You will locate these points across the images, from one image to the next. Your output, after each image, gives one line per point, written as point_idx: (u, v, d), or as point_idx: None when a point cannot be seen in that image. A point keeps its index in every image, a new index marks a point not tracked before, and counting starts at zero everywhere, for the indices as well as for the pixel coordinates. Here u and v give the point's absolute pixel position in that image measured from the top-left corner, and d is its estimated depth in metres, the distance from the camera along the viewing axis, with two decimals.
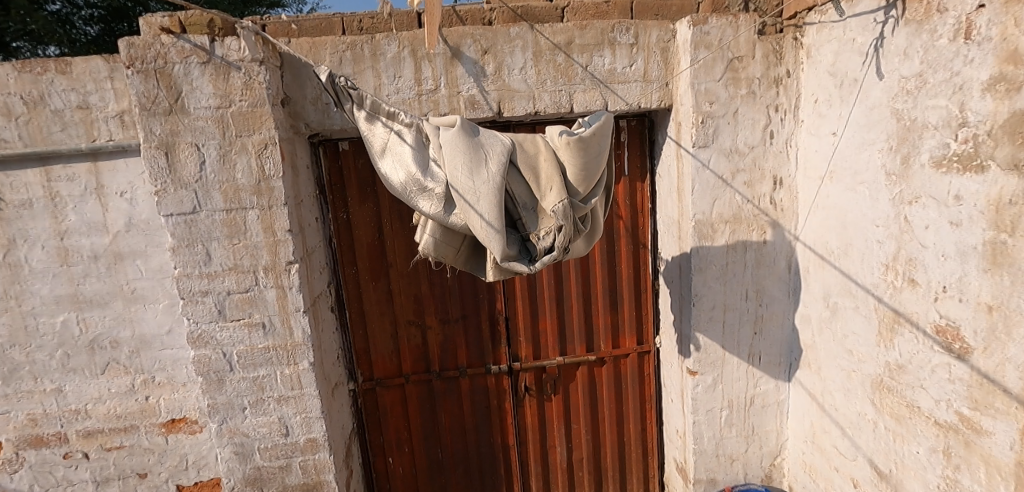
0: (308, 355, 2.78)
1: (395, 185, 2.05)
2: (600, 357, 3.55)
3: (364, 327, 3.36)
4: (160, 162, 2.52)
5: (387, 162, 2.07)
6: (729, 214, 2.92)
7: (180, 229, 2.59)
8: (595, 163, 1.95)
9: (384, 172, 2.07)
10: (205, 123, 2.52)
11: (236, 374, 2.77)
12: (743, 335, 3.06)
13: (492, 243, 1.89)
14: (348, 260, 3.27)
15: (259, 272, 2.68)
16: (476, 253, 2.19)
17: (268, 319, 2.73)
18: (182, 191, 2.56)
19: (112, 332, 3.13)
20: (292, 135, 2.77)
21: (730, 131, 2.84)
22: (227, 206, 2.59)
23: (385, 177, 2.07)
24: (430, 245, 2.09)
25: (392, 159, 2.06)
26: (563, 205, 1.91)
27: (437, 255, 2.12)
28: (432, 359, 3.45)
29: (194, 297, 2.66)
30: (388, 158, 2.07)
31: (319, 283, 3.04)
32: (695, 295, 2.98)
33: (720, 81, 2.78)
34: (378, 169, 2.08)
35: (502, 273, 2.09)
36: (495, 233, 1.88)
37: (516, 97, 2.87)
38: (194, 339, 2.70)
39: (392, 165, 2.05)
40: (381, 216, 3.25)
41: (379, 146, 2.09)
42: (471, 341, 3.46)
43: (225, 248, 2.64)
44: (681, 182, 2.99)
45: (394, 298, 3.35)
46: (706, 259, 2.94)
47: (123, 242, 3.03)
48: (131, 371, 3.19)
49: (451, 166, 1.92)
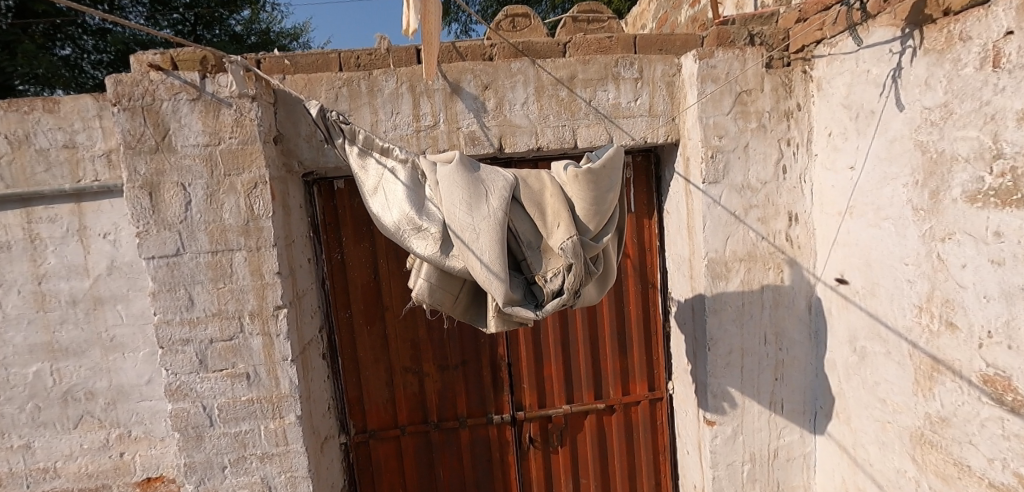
0: (295, 407, 2.58)
1: (388, 226, 1.93)
2: (610, 405, 3.33)
3: (357, 374, 3.16)
4: (143, 203, 2.38)
5: (380, 201, 1.95)
6: (744, 252, 2.77)
7: (161, 273, 2.44)
8: (605, 197, 1.82)
9: (376, 212, 1.95)
10: (192, 162, 2.40)
11: (216, 430, 2.56)
12: (763, 381, 2.86)
13: (494, 288, 1.73)
14: (342, 303, 3.11)
15: (244, 318, 2.51)
16: (476, 298, 2.04)
17: (253, 369, 2.54)
18: (165, 233, 2.41)
19: (87, 383, 2.94)
20: (285, 174, 2.65)
21: (741, 166, 2.72)
22: (213, 248, 2.45)
23: (376, 217, 1.95)
24: (424, 290, 1.94)
25: (385, 198, 1.94)
26: (572, 243, 1.76)
27: (432, 302, 1.97)
28: (430, 408, 3.23)
29: (174, 347, 2.49)
30: (381, 197, 1.95)
31: (310, 329, 2.86)
32: (710, 338, 2.80)
33: (729, 114, 2.69)
34: (370, 208, 1.96)
35: (505, 322, 1.92)
36: (496, 277, 1.72)
37: (517, 133, 2.77)
38: (172, 391, 2.51)
39: (386, 204, 1.94)
40: (378, 256, 3.10)
41: (372, 184, 1.98)
42: (471, 389, 3.24)
43: (209, 293, 2.48)
44: (691, 219, 2.86)
45: (390, 343, 3.16)
46: (720, 301, 2.78)
47: (104, 286, 2.87)
48: (106, 425, 2.98)
49: (448, 203, 1.79)
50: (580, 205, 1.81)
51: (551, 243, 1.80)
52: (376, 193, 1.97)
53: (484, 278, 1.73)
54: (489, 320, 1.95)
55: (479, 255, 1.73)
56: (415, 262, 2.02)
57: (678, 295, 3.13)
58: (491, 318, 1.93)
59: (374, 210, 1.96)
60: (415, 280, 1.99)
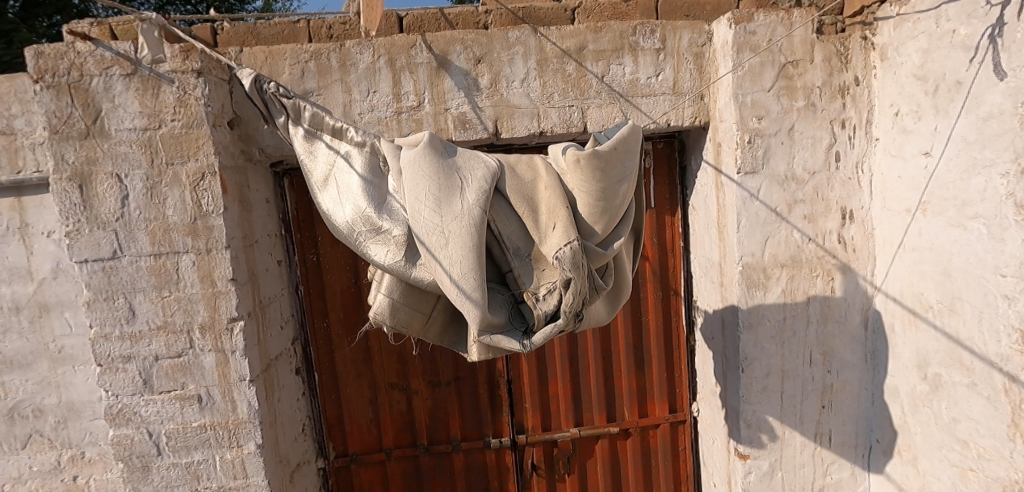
0: (255, 435, 2.22)
1: (340, 227, 1.51)
2: (624, 428, 2.91)
3: (336, 391, 2.80)
4: (72, 197, 2.03)
5: (332, 195, 1.55)
6: (786, 256, 2.33)
7: (97, 278, 2.09)
8: (616, 189, 1.40)
9: (326, 209, 1.55)
10: (129, 149, 2.03)
11: (165, 460, 2.22)
12: (808, 409, 2.42)
13: (467, 309, 1.31)
14: (319, 311, 2.75)
15: (194, 332, 2.15)
16: (454, 318, 1.64)
17: (205, 390, 2.18)
18: (99, 232, 2.06)
19: (35, 399, 2.62)
20: (243, 164, 2.28)
21: (784, 154, 2.27)
22: (156, 250, 2.09)
23: (327, 215, 1.54)
24: (385, 309, 1.54)
25: (338, 191, 1.53)
26: (571, 249, 1.33)
27: (394, 325, 1.56)
28: (419, 430, 2.85)
29: (114, 364, 2.14)
30: (333, 191, 1.54)
31: (279, 342, 2.50)
32: (744, 358, 2.38)
33: (771, 91, 2.23)
34: (319, 205, 1.55)
35: (489, 351, 1.51)
36: (471, 294, 1.31)
37: (516, 115, 2.35)
38: (113, 416, 2.16)
39: (338, 199, 1.53)
40: (358, 258, 2.72)
41: (321, 173, 1.57)
42: (466, 409, 2.85)
43: (153, 303, 2.12)
44: (722, 217, 2.41)
45: (374, 357, 2.79)
46: (757, 314, 2.35)
47: (50, 291, 2.55)
48: (57, 446, 2.66)
49: (411, 196, 1.38)
50: (583, 199, 1.40)
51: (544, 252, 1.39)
52: (328, 185, 1.56)
53: (453, 296, 1.32)
54: (470, 346, 1.54)
55: (448, 264, 1.32)
56: (377, 272, 1.62)
57: (705, 305, 2.69)
58: (470, 344, 1.53)
59: (323, 207, 1.55)
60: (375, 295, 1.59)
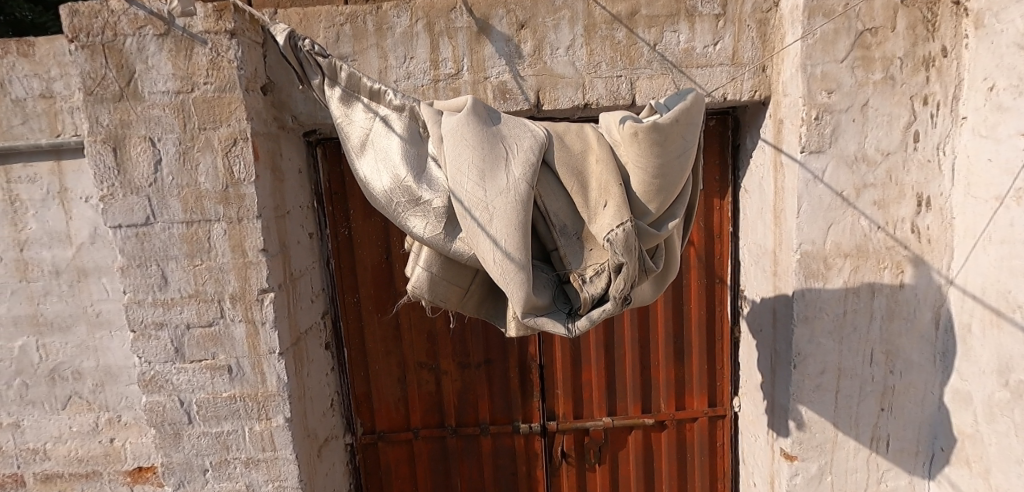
0: (284, 409, 2.19)
1: (376, 196, 1.41)
2: (660, 419, 2.78)
3: (365, 367, 2.76)
4: (106, 160, 2.00)
5: (368, 162, 1.45)
6: (850, 245, 2.13)
7: (130, 244, 2.06)
8: (676, 166, 1.24)
9: (361, 175, 1.45)
10: (162, 113, 1.98)
11: (195, 428, 2.21)
12: (865, 411, 2.24)
13: (511, 289, 1.21)
14: (349, 286, 2.70)
15: (225, 302, 2.11)
16: (494, 294, 1.54)
17: (235, 361, 2.15)
18: (132, 197, 2.03)
19: (74, 361, 2.66)
20: (276, 132, 2.21)
21: (856, 132, 2.07)
22: (187, 218, 2.04)
23: (362, 183, 1.45)
24: (423, 283, 1.44)
25: (375, 158, 1.43)
26: (624, 231, 1.19)
27: (432, 300, 1.47)
28: (447, 411, 2.79)
29: (147, 331, 2.12)
30: (369, 157, 1.45)
31: (309, 316, 2.46)
32: (797, 353, 2.21)
33: (845, 62, 2.02)
34: (356, 172, 1.46)
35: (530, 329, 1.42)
36: (513, 274, 1.20)
37: (560, 86, 2.20)
38: (146, 382, 2.16)
39: (374, 166, 1.43)
40: (390, 233, 2.66)
41: (357, 138, 1.47)
42: (496, 392, 2.77)
43: (184, 271, 2.09)
44: (780, 201, 2.23)
45: (404, 334, 2.73)
46: (814, 307, 2.17)
47: (88, 257, 2.56)
48: (95, 408, 2.71)
49: (452, 164, 1.27)
50: (637, 174, 1.25)
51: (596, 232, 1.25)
52: (364, 151, 1.46)
53: (494, 273, 1.22)
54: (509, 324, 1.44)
55: (491, 238, 1.21)
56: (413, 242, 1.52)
57: (754, 295, 2.51)
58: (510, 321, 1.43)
59: (358, 173, 1.46)
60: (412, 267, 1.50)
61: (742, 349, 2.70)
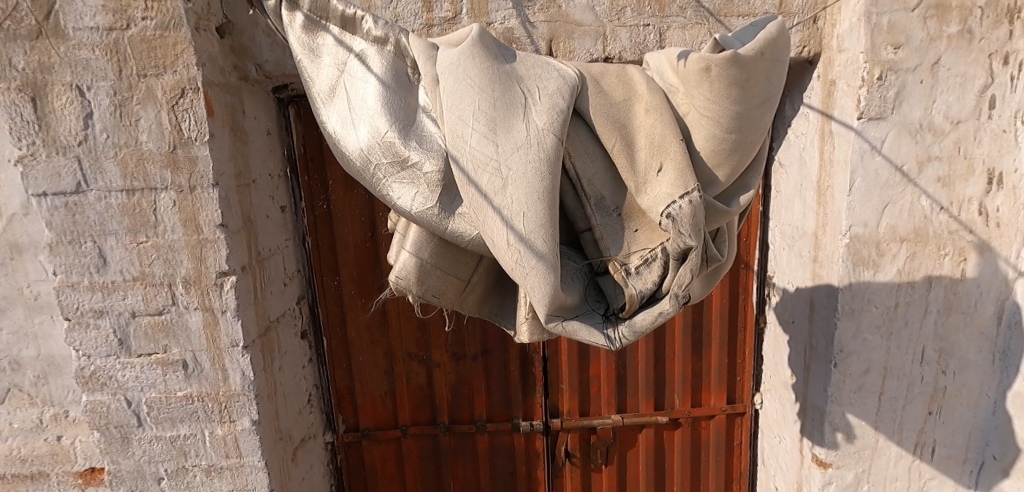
0: (249, 410, 1.88)
1: (347, 157, 1.07)
2: (673, 417, 2.53)
3: (348, 359, 2.47)
4: (25, 112, 1.63)
5: (337, 111, 1.10)
6: (908, 229, 1.85)
7: (59, 216, 1.71)
8: (755, 118, 0.94)
9: (327, 129, 1.10)
10: (91, 55, 1.61)
11: (146, 432, 1.89)
12: (911, 415, 2.00)
13: (530, 283, 0.88)
14: (328, 267, 2.38)
15: (177, 286, 1.78)
16: (499, 287, 1.25)
17: (191, 356, 1.83)
18: (59, 159, 1.67)
19: (11, 350, 2.31)
20: (237, 84, 1.86)
21: (923, 96, 1.76)
22: (128, 185, 1.69)
23: (328, 138, 1.10)
24: (410, 273, 1.11)
25: (346, 106, 1.09)
26: (691, 204, 0.87)
27: (421, 295, 1.14)
28: (439, 407, 2.52)
29: (84, 319, 1.79)
30: (338, 106, 1.10)
31: (280, 301, 2.14)
32: (839, 351, 1.95)
33: (916, 11, 1.71)
34: (322, 122, 1.11)
35: (545, 332, 1.16)
36: (536, 262, 0.87)
37: (576, 36, 1.85)
38: (86, 378, 1.84)
39: (345, 116, 1.09)
40: (375, 207, 2.34)
41: (325, 80, 1.13)
42: (494, 386, 2.50)
43: (125, 249, 1.74)
44: (826, 176, 1.93)
45: (391, 322, 2.44)
46: (862, 298, 1.90)
47: (20, 231, 2.19)
48: (39, 402, 2.38)
49: (451, 109, 0.93)
50: (705, 127, 0.94)
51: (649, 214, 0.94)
52: (333, 97, 1.12)
53: (504, 261, 0.89)
54: (522, 327, 1.17)
55: (498, 210, 0.89)
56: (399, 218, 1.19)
57: (787, 282, 2.24)
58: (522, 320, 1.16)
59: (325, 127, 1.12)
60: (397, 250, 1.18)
61: (768, 342, 2.43)
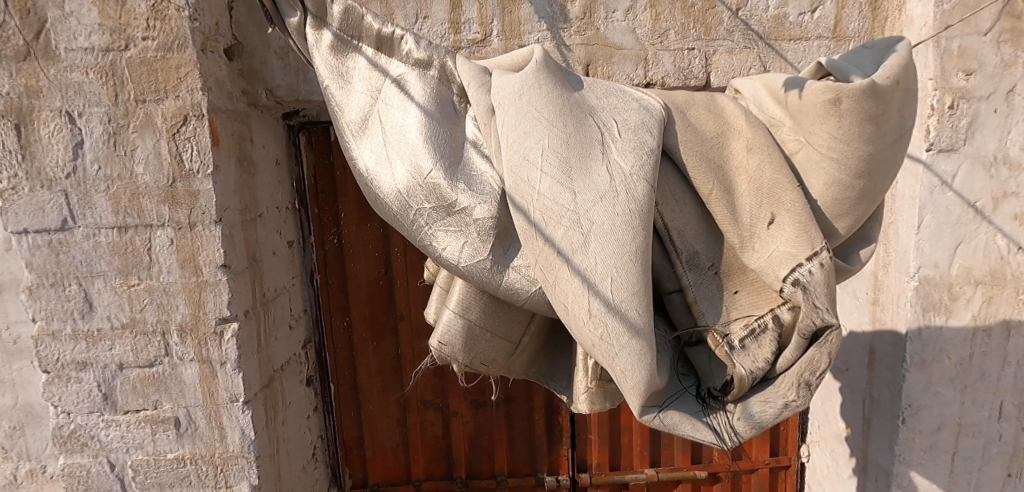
0: (249, 474, 1.67)
1: (380, 199, 0.89)
2: (712, 472, 2.32)
3: (357, 407, 2.26)
4: (6, 141, 1.46)
5: (368, 145, 0.93)
6: (984, 271, 1.68)
7: (41, 256, 1.52)
8: (889, 159, 0.76)
9: (356, 165, 0.93)
10: (84, 78, 1.45)
11: None
12: (988, 478, 1.79)
13: (619, 365, 0.71)
14: (338, 306, 2.19)
15: (171, 335, 1.58)
16: (550, 346, 1.06)
17: (185, 413, 1.62)
18: (42, 192, 1.49)
19: None
20: (246, 110, 1.70)
21: (997, 126, 1.61)
22: (120, 222, 1.51)
23: (358, 176, 0.93)
24: (457, 338, 0.92)
25: (380, 139, 0.92)
26: (823, 269, 0.72)
27: (467, 363, 0.95)
28: (456, 460, 2.30)
29: (65, 372, 1.59)
30: (371, 139, 0.93)
31: (285, 347, 1.94)
32: (907, 406, 1.75)
33: (990, 35, 1.56)
34: (352, 155, 0.93)
35: (608, 400, 0.96)
36: (628, 339, 0.70)
37: (616, 60, 1.71)
38: (64, 438, 1.62)
39: (378, 151, 0.91)
40: (390, 243, 2.17)
41: (355, 109, 0.97)
42: (516, 438, 2.29)
43: (114, 293, 1.55)
44: (887, 212, 1.77)
45: (405, 367, 2.24)
46: (933, 348, 1.72)
47: None
48: (13, 457, 2.15)
49: (514, 146, 0.75)
50: (826, 170, 0.76)
51: (769, 283, 0.74)
52: (364, 129, 0.95)
53: (578, 335, 0.73)
54: (577, 389, 0.96)
55: (574, 271, 0.71)
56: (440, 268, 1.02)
57: None
58: (576, 377, 0.96)
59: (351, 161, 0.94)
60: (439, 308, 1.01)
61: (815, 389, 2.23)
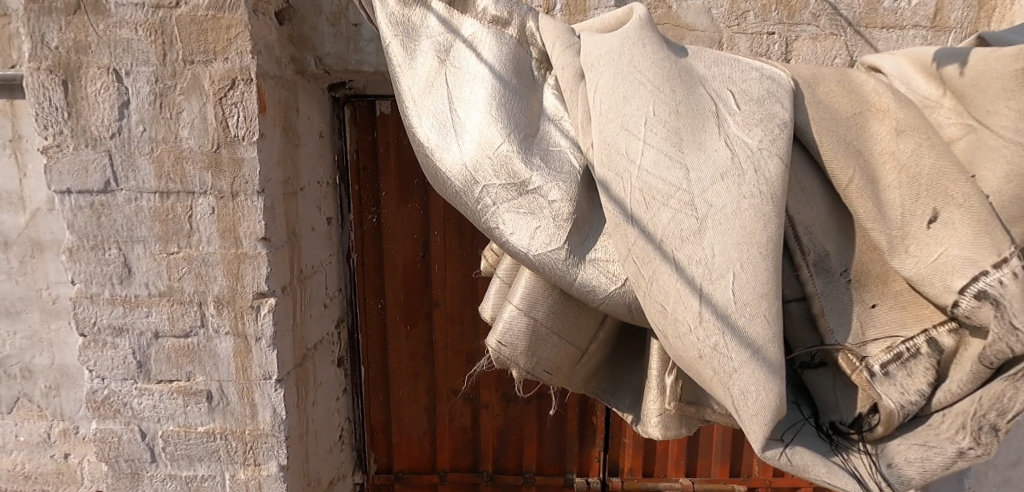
0: (278, 454, 1.62)
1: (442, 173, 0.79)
2: (751, 487, 2.21)
3: (386, 392, 2.21)
4: (54, 97, 1.42)
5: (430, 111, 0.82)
6: None
7: (83, 218, 1.49)
8: None
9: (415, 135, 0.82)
10: (133, 35, 1.40)
11: (159, 469, 1.64)
12: None
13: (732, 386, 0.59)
14: (372, 287, 2.14)
15: (207, 306, 1.54)
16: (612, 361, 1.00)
17: (218, 387, 1.59)
18: (86, 152, 1.45)
19: (24, 356, 2.11)
20: (293, 78, 1.63)
21: None
22: (162, 187, 1.47)
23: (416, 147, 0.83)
24: (521, 338, 0.84)
25: (446, 106, 0.82)
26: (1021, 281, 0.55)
27: (528, 369, 0.87)
28: (484, 454, 2.23)
29: (101, 337, 1.56)
30: (433, 105, 0.83)
31: (319, 325, 1.89)
32: None
33: None
34: (410, 121, 0.83)
35: (681, 427, 0.92)
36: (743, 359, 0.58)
37: (687, 42, 1.58)
38: (98, 404, 1.61)
39: (442, 119, 0.81)
40: (430, 225, 2.09)
41: (416, 72, 0.86)
42: (547, 435, 2.21)
43: (153, 260, 1.51)
44: None
45: (437, 354, 2.17)
46: None
47: (44, 227, 2.00)
48: (48, 416, 2.16)
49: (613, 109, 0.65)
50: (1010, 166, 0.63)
51: (935, 295, 0.60)
52: (425, 94, 0.84)
53: (679, 346, 0.62)
54: (648, 407, 0.91)
55: (676, 267, 0.60)
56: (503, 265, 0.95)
57: None
58: (648, 396, 0.91)
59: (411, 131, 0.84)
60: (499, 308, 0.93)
61: None
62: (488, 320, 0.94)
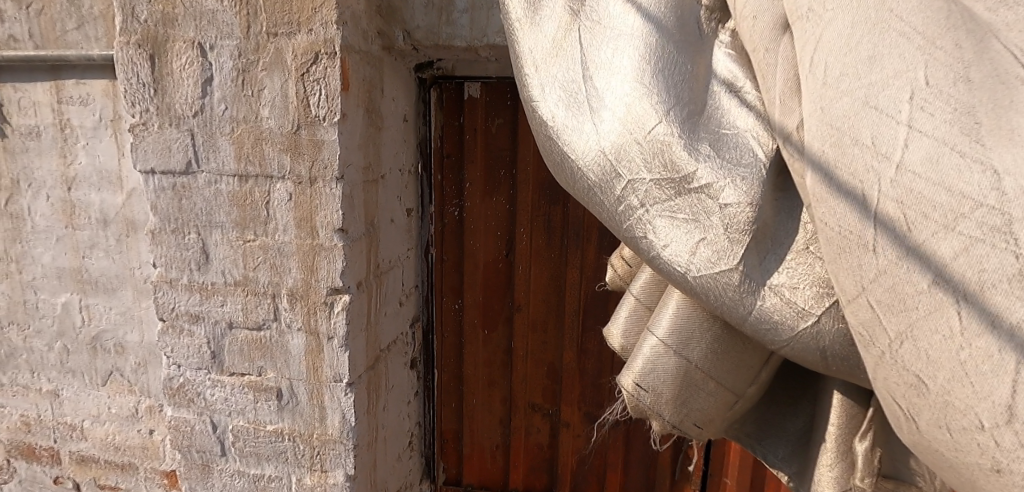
0: (346, 462, 1.50)
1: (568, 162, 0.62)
2: None
3: (460, 399, 2.05)
4: (142, 73, 1.37)
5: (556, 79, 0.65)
6: None
7: (165, 200, 1.44)
8: None
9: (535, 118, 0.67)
10: (218, 6, 1.30)
11: (228, 464, 1.58)
12: None
13: None
14: (450, 286, 1.98)
15: (281, 299, 1.44)
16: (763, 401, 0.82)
17: (289, 385, 1.49)
18: (170, 131, 1.39)
19: (118, 332, 2.16)
20: (380, 55, 1.50)
21: None
22: (241, 170, 1.38)
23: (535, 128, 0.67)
24: (668, 383, 0.67)
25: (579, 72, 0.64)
26: None
27: (675, 423, 0.69)
28: (561, 476, 2.03)
29: (178, 323, 1.51)
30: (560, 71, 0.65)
31: (393, 325, 1.76)
32: None
33: None
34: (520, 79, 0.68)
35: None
36: None
37: None
38: (173, 391, 1.56)
39: (574, 91, 0.63)
40: (516, 222, 1.90)
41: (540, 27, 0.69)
42: (634, 464, 1.97)
43: (230, 247, 1.43)
44: None
45: (517, 363, 1.99)
46: None
47: (138, 207, 2.02)
48: (137, 391, 2.21)
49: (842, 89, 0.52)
50: None
51: None
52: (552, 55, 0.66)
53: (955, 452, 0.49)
54: (820, 472, 0.73)
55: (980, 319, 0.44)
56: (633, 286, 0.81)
57: None
58: (821, 460, 0.73)
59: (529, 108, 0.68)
60: (629, 338, 0.80)
61: None
62: (617, 351, 0.82)
